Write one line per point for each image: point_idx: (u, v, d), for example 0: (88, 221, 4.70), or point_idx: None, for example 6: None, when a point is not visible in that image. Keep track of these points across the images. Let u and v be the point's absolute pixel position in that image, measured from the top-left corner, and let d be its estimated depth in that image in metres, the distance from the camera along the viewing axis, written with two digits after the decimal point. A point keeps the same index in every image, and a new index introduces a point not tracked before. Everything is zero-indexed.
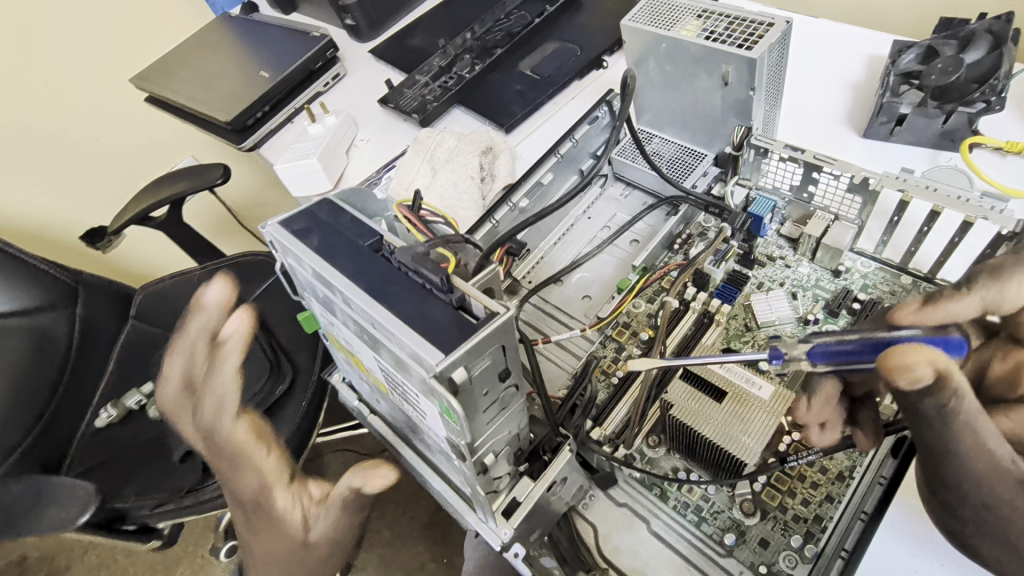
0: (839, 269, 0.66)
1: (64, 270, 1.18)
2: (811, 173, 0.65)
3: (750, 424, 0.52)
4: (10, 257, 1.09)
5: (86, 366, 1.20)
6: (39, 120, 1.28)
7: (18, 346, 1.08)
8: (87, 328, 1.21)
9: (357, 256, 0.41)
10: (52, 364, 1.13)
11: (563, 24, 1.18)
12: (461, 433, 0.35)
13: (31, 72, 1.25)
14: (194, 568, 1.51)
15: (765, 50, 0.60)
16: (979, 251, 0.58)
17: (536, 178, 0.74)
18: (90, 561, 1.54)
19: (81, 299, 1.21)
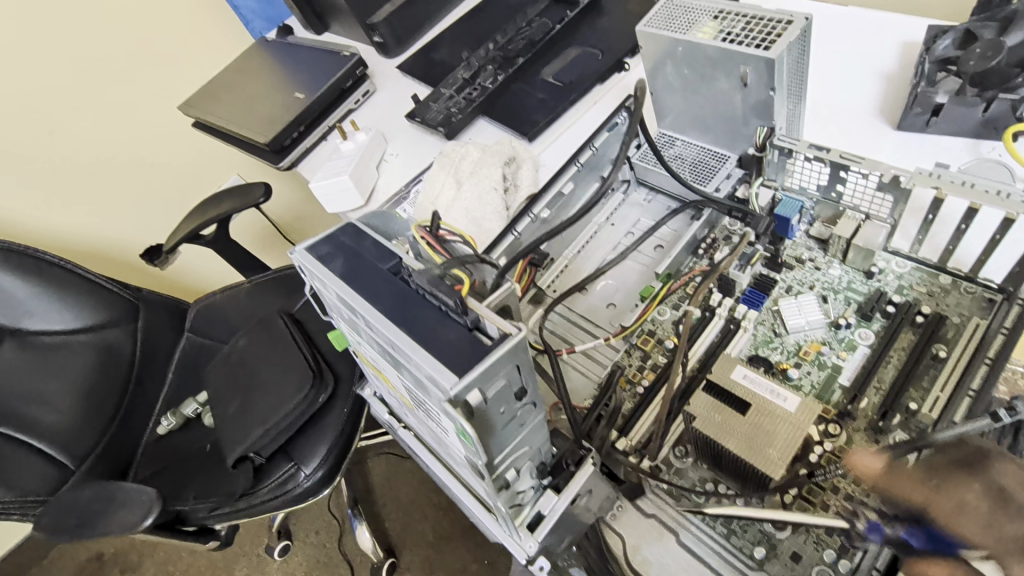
0: (872, 271, 0.64)
1: (125, 287, 1.26)
2: (839, 173, 0.63)
3: (777, 437, 0.52)
4: (77, 277, 1.18)
5: (148, 377, 1.29)
6: (99, 149, 1.38)
7: (88, 360, 1.17)
8: (148, 342, 1.30)
9: (377, 280, 0.43)
10: (117, 376, 1.22)
11: (584, 29, 1.19)
12: (478, 454, 0.36)
13: (91, 106, 1.35)
14: (251, 565, 1.60)
15: (784, 49, 0.58)
16: None
17: (557, 188, 0.75)
18: (158, 558, 1.65)
19: (142, 314, 1.29)
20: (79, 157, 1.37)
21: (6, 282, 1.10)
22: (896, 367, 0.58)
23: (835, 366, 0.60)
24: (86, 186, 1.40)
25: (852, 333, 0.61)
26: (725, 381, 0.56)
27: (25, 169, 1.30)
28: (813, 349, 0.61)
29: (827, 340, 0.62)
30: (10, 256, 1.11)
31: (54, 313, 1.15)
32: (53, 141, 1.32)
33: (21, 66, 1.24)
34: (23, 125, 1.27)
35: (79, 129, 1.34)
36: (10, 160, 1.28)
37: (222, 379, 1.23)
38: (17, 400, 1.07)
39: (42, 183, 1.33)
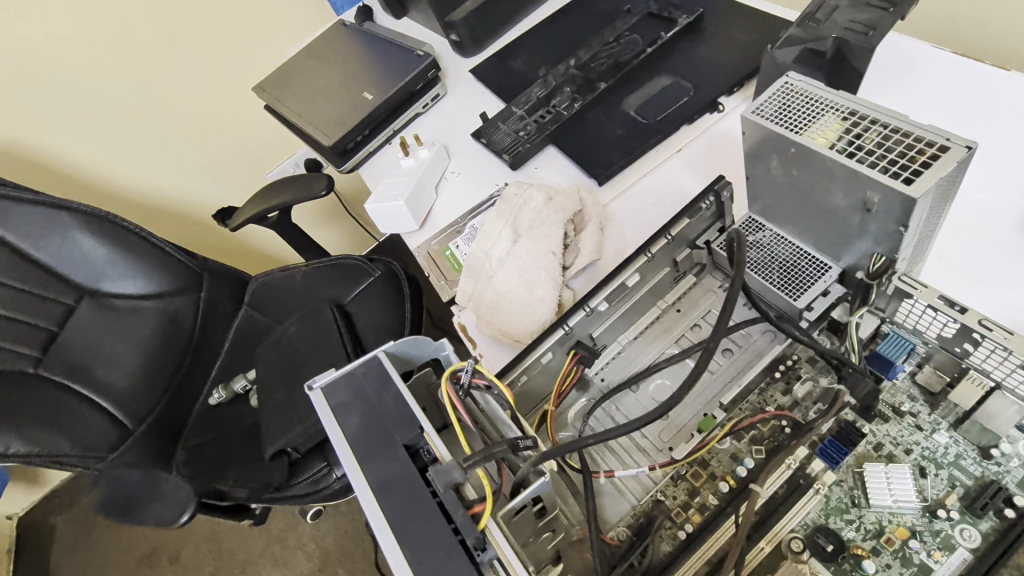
0: (989, 450, 0.53)
1: (190, 256, 1.28)
2: (969, 333, 0.51)
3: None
4: (147, 243, 1.22)
5: (208, 346, 1.32)
6: (173, 123, 1.41)
7: (152, 325, 1.24)
8: (209, 312, 1.32)
9: (393, 464, 0.39)
10: (178, 343, 1.27)
11: (678, 55, 1.06)
12: None
13: (168, 81, 1.35)
14: (285, 523, 1.71)
15: (932, 186, 0.46)
16: None
17: (620, 280, 0.67)
18: None
19: (205, 285, 1.32)
20: (155, 131, 1.39)
21: (86, 245, 1.16)
22: None
23: (923, 567, 0.50)
24: (160, 158, 1.43)
25: (950, 526, 0.51)
26: None
27: (106, 136, 1.34)
28: (898, 538, 0.52)
29: (913, 524, 0.53)
30: (90, 220, 1.16)
31: (126, 277, 1.21)
32: (132, 114, 1.34)
33: (103, 38, 1.24)
34: (105, 98, 1.30)
35: (156, 104, 1.36)
36: (91, 131, 1.32)
37: (269, 369, 1.27)
38: (87, 359, 1.14)
39: (121, 150, 1.37)
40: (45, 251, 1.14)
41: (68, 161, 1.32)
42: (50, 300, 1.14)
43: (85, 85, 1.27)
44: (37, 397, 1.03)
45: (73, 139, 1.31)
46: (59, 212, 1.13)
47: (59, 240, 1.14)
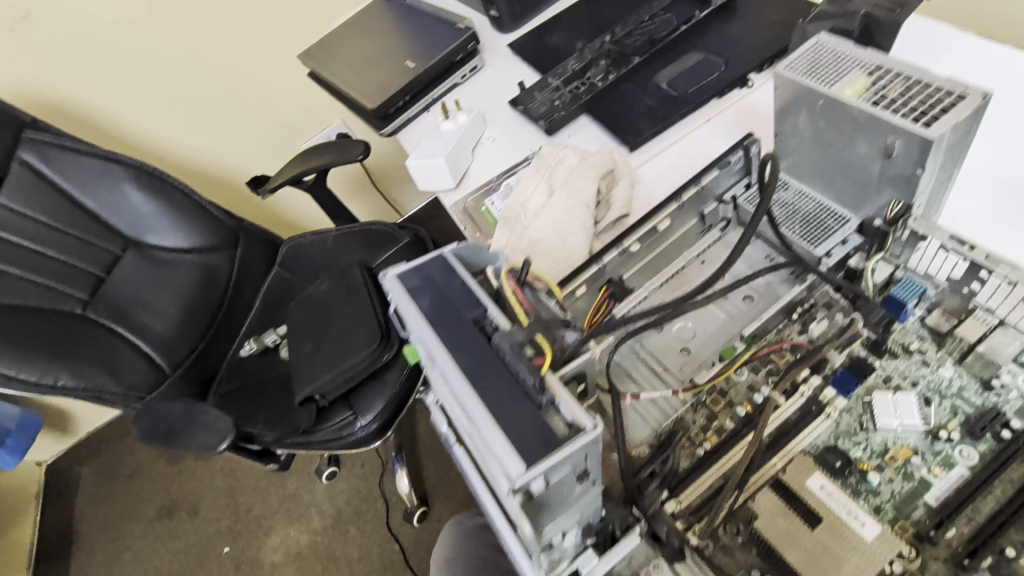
0: (990, 382, 0.57)
1: (229, 216, 1.34)
2: (978, 271, 0.57)
3: (845, 560, 0.52)
4: (190, 201, 1.28)
5: (239, 301, 1.40)
6: (220, 83, 1.48)
7: (191, 279, 1.30)
8: (243, 270, 1.39)
9: (460, 330, 0.44)
10: (213, 298, 1.34)
11: (711, 34, 1.10)
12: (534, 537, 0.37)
13: (218, 42, 1.43)
14: (302, 481, 1.77)
15: (948, 129, 0.51)
16: None
17: (653, 222, 0.72)
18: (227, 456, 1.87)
19: (241, 244, 1.38)
20: (202, 89, 1.47)
21: (134, 198, 1.22)
22: (997, 498, 0.52)
23: (923, 480, 0.55)
24: (206, 117, 1.51)
25: (951, 447, 0.56)
26: (798, 485, 0.56)
27: (158, 95, 1.43)
28: (901, 457, 0.57)
29: (918, 447, 0.57)
30: (139, 175, 1.22)
31: (169, 232, 1.27)
32: (183, 71, 1.43)
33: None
34: (159, 54, 1.38)
35: (205, 63, 1.44)
36: (144, 86, 1.40)
37: (299, 320, 1.34)
38: (130, 307, 1.22)
39: (171, 106, 1.45)
40: (94, 199, 1.20)
41: (121, 117, 1.41)
42: (98, 247, 1.20)
43: (142, 40, 1.35)
44: (84, 337, 1.12)
45: (129, 92, 1.39)
46: (111, 164, 1.19)
47: (110, 191, 1.20)
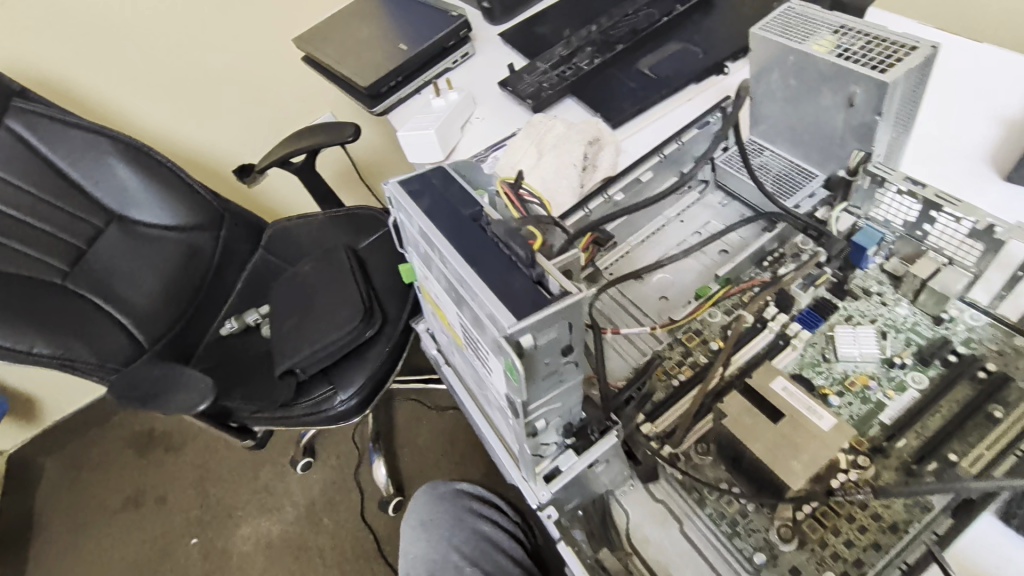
0: (940, 317, 0.62)
1: (216, 197, 1.41)
2: (929, 212, 0.61)
3: (803, 450, 0.49)
4: (179, 179, 1.34)
5: (221, 280, 1.46)
6: (213, 66, 1.51)
7: (175, 254, 1.35)
8: (226, 249, 1.45)
9: (457, 223, 0.47)
10: (195, 274, 1.39)
11: (691, 27, 1.17)
12: (520, 391, 0.40)
13: (213, 25, 1.46)
14: (276, 471, 1.74)
15: (902, 75, 0.57)
16: None
17: (634, 175, 0.77)
18: (198, 446, 1.83)
19: (226, 225, 1.44)
20: (195, 71, 1.49)
21: (121, 172, 1.26)
22: (944, 416, 0.56)
23: (879, 403, 0.59)
24: (196, 99, 1.53)
25: (903, 373, 0.60)
26: (764, 389, 0.53)
27: (150, 74, 1.45)
28: (860, 382, 0.61)
29: (876, 375, 0.61)
30: (126, 149, 1.26)
31: (154, 208, 1.32)
32: (177, 53, 1.45)
33: None
34: (154, 35, 1.40)
35: (199, 45, 1.46)
36: (137, 66, 1.42)
37: (283, 298, 1.41)
38: (111, 279, 1.26)
39: (162, 87, 1.48)
40: (81, 172, 1.24)
41: (113, 95, 1.43)
42: (82, 219, 1.24)
43: (138, 20, 1.37)
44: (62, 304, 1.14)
45: (121, 71, 1.41)
46: (99, 138, 1.23)
47: (98, 163, 1.24)
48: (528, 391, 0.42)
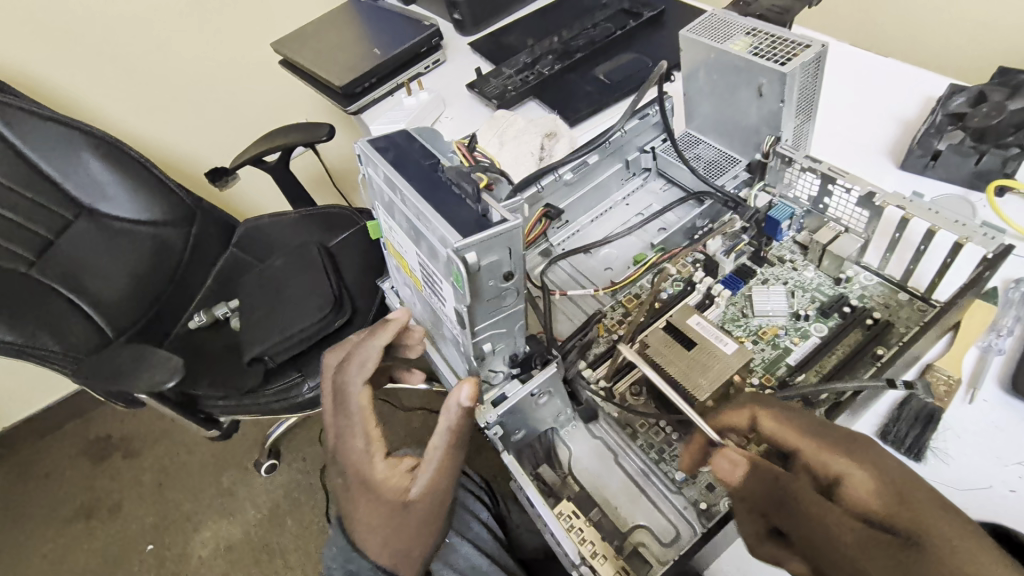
0: (840, 278, 0.72)
1: (188, 195, 1.50)
2: (827, 185, 0.71)
3: (710, 369, 0.58)
4: (151, 176, 1.43)
5: (191, 274, 1.54)
6: (187, 71, 1.65)
7: (145, 248, 1.45)
8: (197, 245, 1.54)
9: (416, 170, 0.55)
10: (165, 267, 1.49)
11: (643, 39, 1.28)
12: (464, 297, 0.48)
13: (189, 32, 1.60)
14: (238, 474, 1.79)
15: (797, 67, 0.68)
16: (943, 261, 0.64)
17: (583, 157, 0.84)
18: (157, 452, 1.86)
19: (196, 222, 1.53)
20: (170, 74, 1.63)
21: (94, 167, 1.36)
22: (839, 357, 0.65)
23: (786, 348, 0.68)
24: (170, 106, 1.67)
25: (808, 324, 0.69)
26: (679, 323, 0.61)
27: (126, 80, 1.58)
28: (771, 332, 0.70)
29: (785, 327, 0.70)
30: (101, 146, 1.36)
31: (125, 202, 1.41)
32: (154, 58, 1.59)
33: None
34: (130, 42, 1.55)
35: (175, 51, 1.61)
36: (114, 70, 1.56)
37: (253, 290, 1.47)
38: (81, 270, 1.36)
39: (138, 92, 1.61)
40: (54, 167, 1.33)
41: (88, 97, 1.55)
42: (54, 212, 1.33)
43: (118, 24, 1.51)
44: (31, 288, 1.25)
45: (99, 73, 1.54)
46: (73, 133, 1.32)
47: (71, 159, 1.33)
48: (472, 304, 0.50)
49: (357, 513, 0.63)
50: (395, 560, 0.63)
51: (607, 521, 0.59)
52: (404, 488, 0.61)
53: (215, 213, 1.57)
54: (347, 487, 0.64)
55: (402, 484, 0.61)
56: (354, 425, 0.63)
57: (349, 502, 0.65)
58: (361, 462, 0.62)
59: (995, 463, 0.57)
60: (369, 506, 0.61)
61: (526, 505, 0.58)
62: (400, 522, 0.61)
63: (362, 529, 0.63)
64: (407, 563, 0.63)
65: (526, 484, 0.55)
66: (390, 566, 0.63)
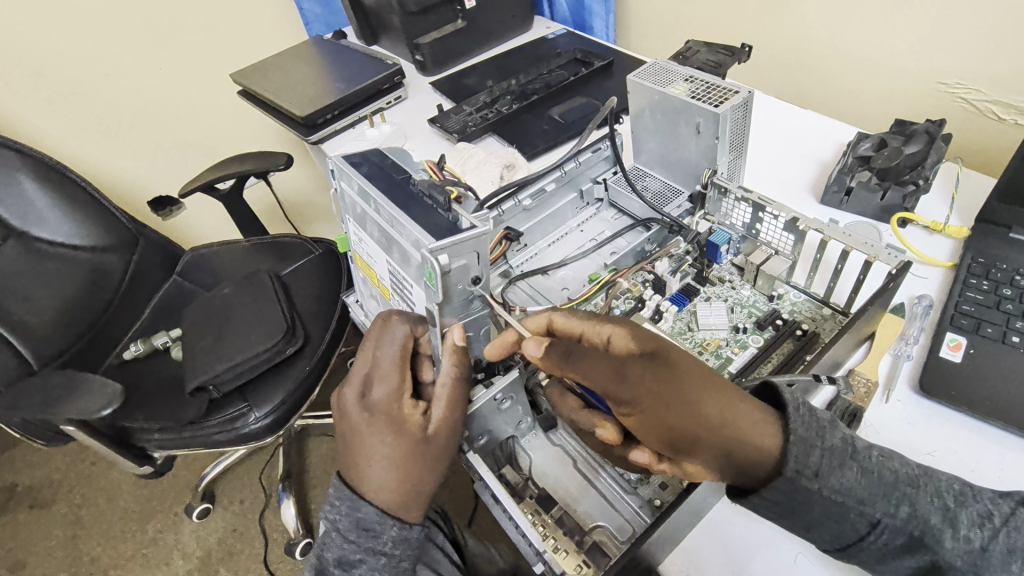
0: (772, 295, 0.79)
1: (131, 221, 1.48)
2: (758, 213, 0.80)
3: None
4: (93, 200, 1.40)
5: (130, 302, 1.50)
6: (138, 100, 1.67)
7: (81, 274, 1.38)
8: (137, 273, 1.50)
9: (390, 181, 0.58)
10: (103, 294, 1.43)
11: (593, 85, 1.39)
12: (436, 295, 0.51)
13: (144, 60, 1.62)
14: (166, 523, 1.72)
15: (728, 108, 0.77)
16: (857, 278, 0.72)
17: (540, 184, 0.89)
18: (72, 500, 1.79)
19: (139, 248, 1.50)
20: (118, 100, 1.64)
21: (29, 189, 1.30)
22: (774, 364, 0.72)
23: (728, 358, 0.74)
24: (115, 134, 1.68)
25: (746, 336, 0.76)
26: None
27: (72, 103, 1.59)
28: (714, 344, 0.75)
29: (726, 339, 0.76)
30: (39, 168, 1.31)
31: (62, 227, 1.35)
32: (103, 82, 1.60)
33: (95, 14, 1.51)
34: (79, 68, 1.55)
35: (127, 77, 1.62)
36: (59, 93, 1.56)
37: (199, 318, 1.43)
38: (7, 297, 1.25)
39: (83, 115, 1.61)
40: None
41: (26, 119, 1.54)
42: None
43: (70, 48, 1.52)
44: None
45: (43, 95, 1.54)
46: (7, 152, 1.27)
47: (5, 180, 1.27)
48: (442, 303, 0.53)
49: (363, 455, 0.55)
50: (403, 504, 0.55)
51: (568, 518, 0.61)
52: (423, 417, 0.56)
53: (159, 240, 1.55)
54: (351, 428, 0.57)
55: (419, 413, 0.56)
56: (374, 359, 0.58)
57: (352, 444, 0.57)
58: (372, 400, 0.57)
59: (907, 453, 0.64)
60: (379, 444, 0.55)
61: (491, 506, 0.59)
62: (414, 457, 0.55)
63: (366, 472, 0.55)
64: (415, 505, 0.56)
65: (495, 485, 0.56)
66: (395, 512, 0.55)
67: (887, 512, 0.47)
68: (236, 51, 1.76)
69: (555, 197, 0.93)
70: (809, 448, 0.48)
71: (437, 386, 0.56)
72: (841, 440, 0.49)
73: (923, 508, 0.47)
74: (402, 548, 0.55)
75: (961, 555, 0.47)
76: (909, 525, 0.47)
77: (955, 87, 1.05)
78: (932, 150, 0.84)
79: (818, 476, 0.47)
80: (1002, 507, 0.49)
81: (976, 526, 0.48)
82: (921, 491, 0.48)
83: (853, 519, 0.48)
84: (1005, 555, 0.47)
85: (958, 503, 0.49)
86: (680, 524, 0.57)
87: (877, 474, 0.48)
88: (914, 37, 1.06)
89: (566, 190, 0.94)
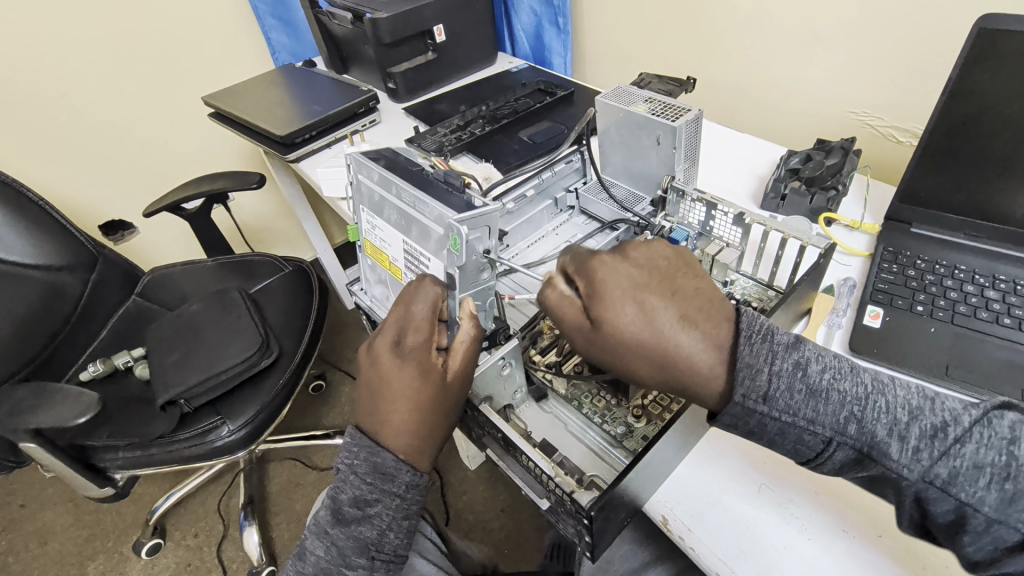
0: (724, 281, 0.92)
1: (91, 240, 1.46)
2: (711, 211, 0.93)
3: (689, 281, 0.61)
4: (51, 219, 1.37)
5: (87, 322, 1.46)
6: (98, 123, 1.67)
7: (37, 294, 1.34)
8: (94, 293, 1.47)
9: (407, 170, 0.67)
10: (60, 313, 1.39)
11: (557, 112, 1.54)
12: (458, 259, 0.59)
13: (107, 83, 1.64)
14: (110, 562, 1.62)
15: (683, 122, 0.90)
16: (794, 260, 0.87)
17: (521, 190, 0.99)
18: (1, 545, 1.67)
19: (97, 268, 1.48)
20: (76, 122, 1.64)
21: None
22: None
23: None
24: (70, 157, 1.67)
25: None
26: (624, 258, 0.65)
27: (27, 125, 1.57)
28: None
29: None
30: None
31: (19, 245, 1.31)
32: (62, 105, 1.60)
33: (57, 38, 1.53)
34: (37, 89, 1.55)
35: (87, 100, 1.63)
36: (14, 114, 1.54)
37: (165, 335, 1.41)
38: None
39: (38, 137, 1.60)
40: None
41: None
42: None
43: (29, 70, 1.52)
44: None
45: None
46: None
47: None
48: (461, 268, 0.61)
49: (383, 400, 0.60)
50: (416, 449, 0.60)
51: (568, 460, 0.65)
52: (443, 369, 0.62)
53: (119, 260, 1.54)
54: (372, 378, 0.62)
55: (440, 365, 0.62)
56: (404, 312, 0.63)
57: (377, 387, 0.61)
58: (402, 349, 0.61)
59: None
60: (404, 389, 0.59)
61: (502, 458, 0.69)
62: (431, 404, 0.60)
63: (390, 414, 0.59)
64: (427, 451, 0.61)
65: (506, 430, 0.63)
66: (410, 456, 0.60)
67: (838, 431, 0.52)
68: (203, 76, 1.80)
69: (532, 202, 1.04)
70: (755, 372, 0.54)
71: (455, 344, 0.63)
72: (793, 364, 0.54)
73: (870, 425, 0.51)
74: (413, 493, 0.60)
75: (914, 466, 0.49)
76: (857, 440, 0.52)
77: (864, 115, 1.25)
78: (847, 161, 1.01)
79: (768, 398, 0.53)
80: (959, 418, 0.51)
81: (927, 440, 0.50)
82: (870, 408, 0.52)
83: (807, 439, 0.54)
84: (970, 468, 0.48)
85: (912, 416, 0.51)
86: (661, 465, 0.66)
87: (826, 396, 0.53)
88: (827, 73, 1.26)
89: (542, 197, 1.05)
